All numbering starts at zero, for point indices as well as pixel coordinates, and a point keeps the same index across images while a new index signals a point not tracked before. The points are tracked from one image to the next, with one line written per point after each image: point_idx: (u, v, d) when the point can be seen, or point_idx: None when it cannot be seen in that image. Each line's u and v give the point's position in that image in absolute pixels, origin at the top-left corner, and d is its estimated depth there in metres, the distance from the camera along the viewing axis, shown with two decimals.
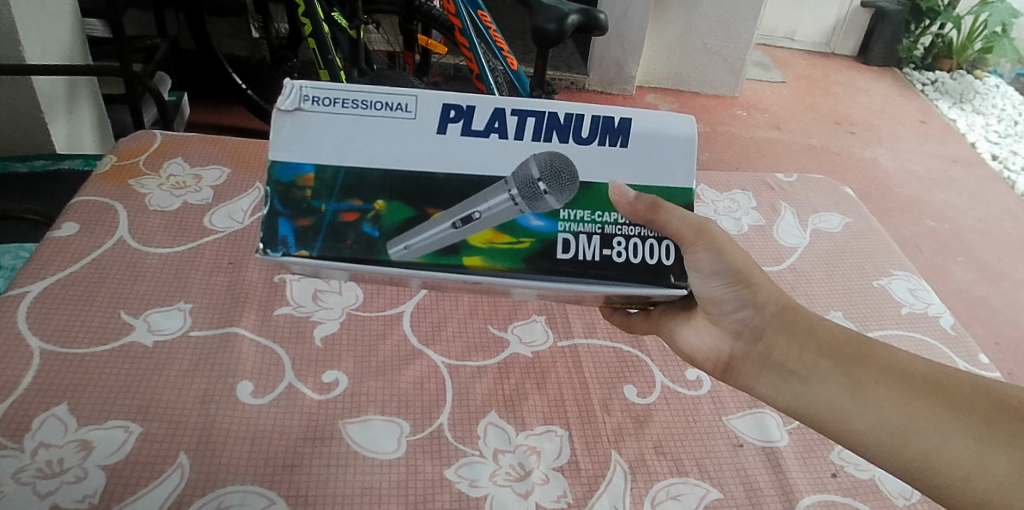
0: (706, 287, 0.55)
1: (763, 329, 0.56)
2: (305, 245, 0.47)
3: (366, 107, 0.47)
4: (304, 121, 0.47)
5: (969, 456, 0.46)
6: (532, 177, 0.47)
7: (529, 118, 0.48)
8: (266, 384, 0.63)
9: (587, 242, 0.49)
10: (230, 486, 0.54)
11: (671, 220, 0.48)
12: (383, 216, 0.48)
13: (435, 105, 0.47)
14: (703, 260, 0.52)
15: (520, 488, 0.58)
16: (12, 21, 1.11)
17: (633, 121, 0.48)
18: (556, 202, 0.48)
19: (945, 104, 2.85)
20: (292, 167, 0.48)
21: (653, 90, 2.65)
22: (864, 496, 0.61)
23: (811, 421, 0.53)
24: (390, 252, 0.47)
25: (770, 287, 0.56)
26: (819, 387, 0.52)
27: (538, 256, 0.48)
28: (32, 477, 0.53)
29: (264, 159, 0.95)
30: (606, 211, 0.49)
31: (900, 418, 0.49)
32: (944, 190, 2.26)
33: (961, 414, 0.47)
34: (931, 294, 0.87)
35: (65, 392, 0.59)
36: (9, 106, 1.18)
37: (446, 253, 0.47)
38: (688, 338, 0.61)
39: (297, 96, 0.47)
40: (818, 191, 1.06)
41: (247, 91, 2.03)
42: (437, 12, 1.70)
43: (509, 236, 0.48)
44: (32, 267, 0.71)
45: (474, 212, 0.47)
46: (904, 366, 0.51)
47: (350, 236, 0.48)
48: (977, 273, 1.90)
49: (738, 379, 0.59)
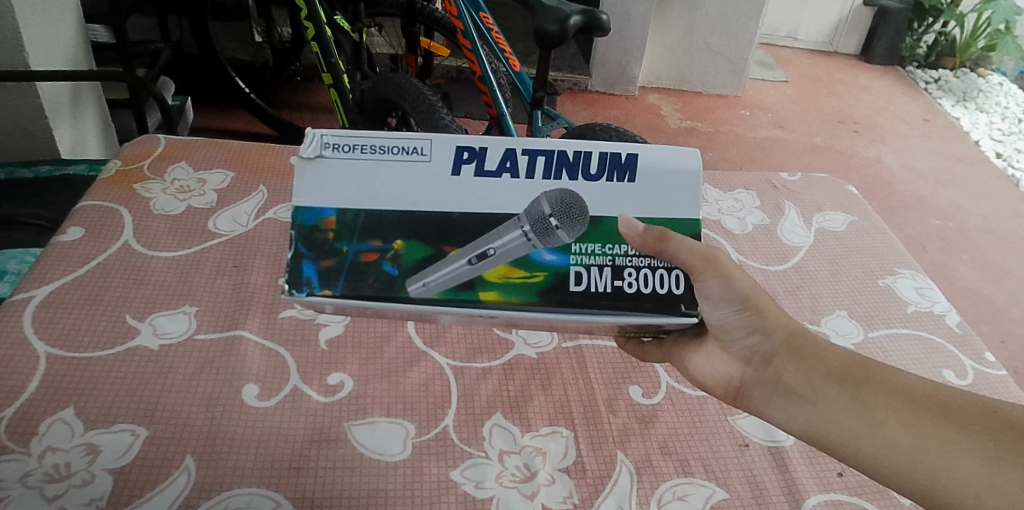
0: (716, 314, 0.55)
1: (772, 355, 0.55)
2: (328, 285, 0.47)
3: (383, 152, 0.47)
4: (324, 167, 0.48)
5: (979, 477, 0.46)
6: (543, 214, 0.46)
7: (539, 157, 0.48)
8: (271, 387, 0.64)
9: (599, 274, 0.49)
10: (236, 488, 0.54)
11: (680, 250, 0.48)
12: (402, 254, 0.48)
13: (450, 148, 0.48)
14: (712, 288, 0.52)
15: (526, 489, 0.58)
16: (16, 28, 1.12)
17: (639, 156, 0.48)
18: (568, 236, 0.47)
19: (948, 102, 2.84)
20: (314, 211, 0.48)
21: (655, 90, 2.65)
22: (871, 496, 0.61)
23: (821, 445, 0.52)
24: (408, 290, 0.47)
25: (777, 313, 0.56)
26: (829, 412, 0.52)
27: (552, 290, 0.48)
28: (38, 481, 0.53)
29: (268, 165, 0.96)
30: (616, 244, 0.49)
31: (909, 440, 0.48)
32: (948, 188, 2.26)
33: (970, 434, 0.47)
34: (936, 292, 0.87)
35: (72, 397, 0.59)
36: (14, 113, 1.19)
37: (463, 288, 0.47)
38: (699, 366, 0.61)
39: (318, 144, 0.47)
40: (823, 190, 1.06)
41: (250, 95, 2.04)
42: (440, 15, 1.71)
43: (523, 270, 0.48)
44: (38, 271, 0.71)
45: (488, 249, 0.47)
46: (912, 387, 0.50)
47: (371, 275, 0.48)
48: (982, 272, 1.89)
49: (747, 404, 0.58)
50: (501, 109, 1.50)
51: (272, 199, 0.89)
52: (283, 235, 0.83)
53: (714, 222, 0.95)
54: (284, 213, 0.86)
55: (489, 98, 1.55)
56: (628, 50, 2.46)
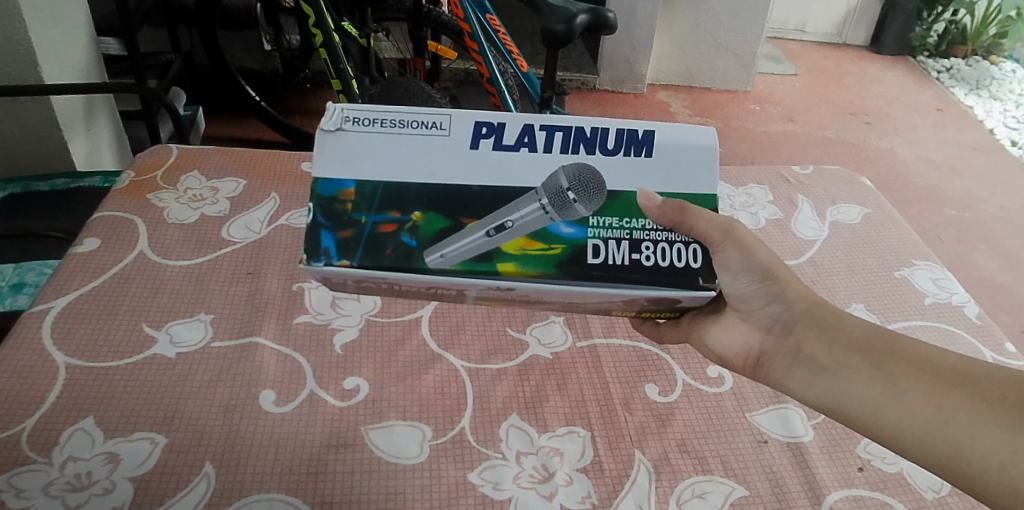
0: (735, 285, 0.56)
1: (793, 324, 0.56)
2: (346, 256, 0.47)
3: (403, 126, 0.48)
4: (345, 140, 0.48)
5: (1003, 447, 0.44)
6: (561, 188, 0.47)
7: (557, 133, 0.48)
8: (288, 392, 0.64)
9: (616, 247, 0.48)
10: (255, 494, 0.54)
11: (699, 221, 0.48)
12: (420, 226, 0.48)
13: (469, 123, 0.48)
14: (731, 258, 0.53)
15: (545, 489, 0.57)
16: (29, 43, 1.14)
17: (657, 133, 0.49)
18: (586, 210, 0.48)
19: (961, 91, 2.81)
20: (334, 183, 0.48)
21: (664, 87, 2.64)
22: (893, 490, 0.60)
23: (841, 415, 0.52)
24: (426, 261, 0.47)
25: (797, 283, 0.57)
26: (849, 381, 0.51)
27: (570, 262, 0.47)
28: (61, 490, 0.53)
29: (280, 171, 0.96)
30: (634, 218, 0.49)
31: (932, 410, 0.47)
32: (964, 178, 2.23)
33: (994, 404, 0.46)
34: (955, 283, 0.86)
35: (91, 406, 0.60)
36: (29, 126, 1.21)
37: (481, 260, 0.47)
38: (718, 338, 0.61)
39: (339, 118, 0.48)
40: (836, 183, 1.05)
41: (260, 103, 2.05)
42: (446, 18, 1.74)
43: (541, 243, 0.48)
44: (55, 282, 0.72)
45: (506, 221, 0.47)
46: (935, 359, 0.50)
47: (389, 246, 0.47)
48: (1000, 262, 1.86)
49: (767, 375, 0.58)
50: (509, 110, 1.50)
51: (284, 205, 0.90)
52: (296, 241, 0.83)
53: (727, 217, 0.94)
54: (296, 219, 0.87)
55: (497, 99, 1.56)
56: (635, 48, 2.45)
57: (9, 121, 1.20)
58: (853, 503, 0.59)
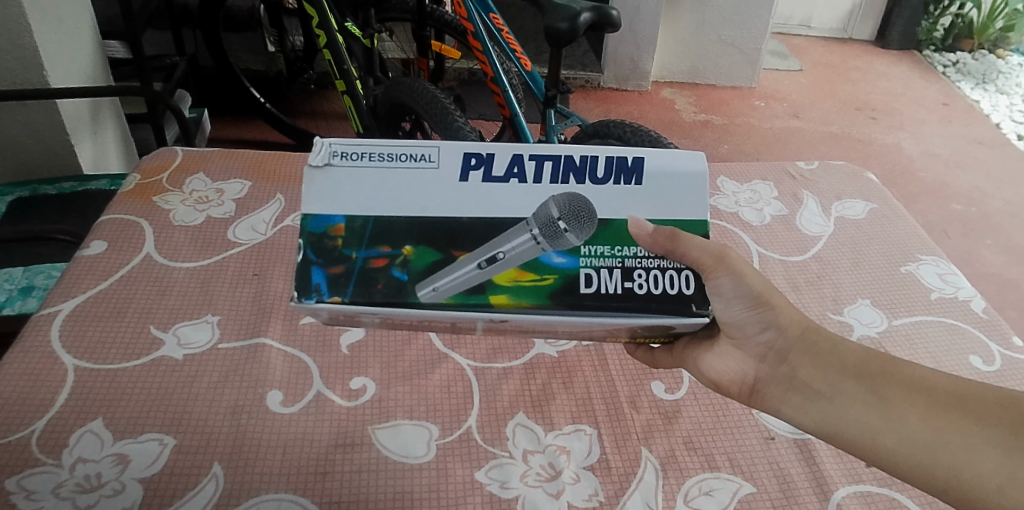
0: (728, 311, 0.55)
1: (787, 351, 0.55)
2: (338, 292, 0.47)
3: (391, 159, 0.48)
4: (334, 176, 0.48)
5: (1001, 468, 0.45)
6: (552, 217, 0.46)
7: (546, 162, 0.48)
8: (296, 393, 0.64)
9: (608, 276, 0.48)
10: (264, 494, 0.55)
11: (690, 249, 0.48)
12: (411, 260, 0.48)
13: (457, 154, 0.48)
14: (724, 285, 0.52)
15: (551, 488, 0.57)
16: (35, 47, 1.14)
17: (646, 160, 0.48)
18: (576, 239, 0.47)
19: (967, 85, 2.79)
20: (323, 218, 0.48)
21: (668, 84, 2.64)
22: (902, 488, 0.60)
23: (840, 443, 0.51)
24: (418, 295, 0.47)
25: (790, 309, 0.56)
26: (846, 408, 0.51)
27: (563, 292, 0.47)
28: (71, 492, 0.54)
29: (285, 172, 0.97)
30: (625, 246, 0.49)
31: (930, 434, 0.48)
32: (970, 172, 2.21)
33: (989, 426, 0.47)
34: (960, 277, 0.85)
35: (101, 407, 0.60)
36: (36, 130, 1.21)
37: (473, 293, 0.47)
38: (712, 365, 0.59)
39: (326, 152, 0.47)
40: (841, 178, 1.05)
41: (265, 105, 2.06)
42: (449, 18, 1.76)
43: (533, 274, 0.48)
44: (64, 284, 0.72)
45: (498, 253, 0.46)
46: (928, 380, 0.50)
47: (381, 281, 0.47)
48: (1007, 256, 1.85)
49: (763, 401, 0.57)
50: (513, 109, 1.50)
51: (289, 206, 0.90)
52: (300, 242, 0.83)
53: (732, 214, 0.94)
54: None
55: (501, 99, 1.55)
56: (639, 45, 2.44)
57: (17, 126, 1.20)
58: (861, 500, 0.58)
